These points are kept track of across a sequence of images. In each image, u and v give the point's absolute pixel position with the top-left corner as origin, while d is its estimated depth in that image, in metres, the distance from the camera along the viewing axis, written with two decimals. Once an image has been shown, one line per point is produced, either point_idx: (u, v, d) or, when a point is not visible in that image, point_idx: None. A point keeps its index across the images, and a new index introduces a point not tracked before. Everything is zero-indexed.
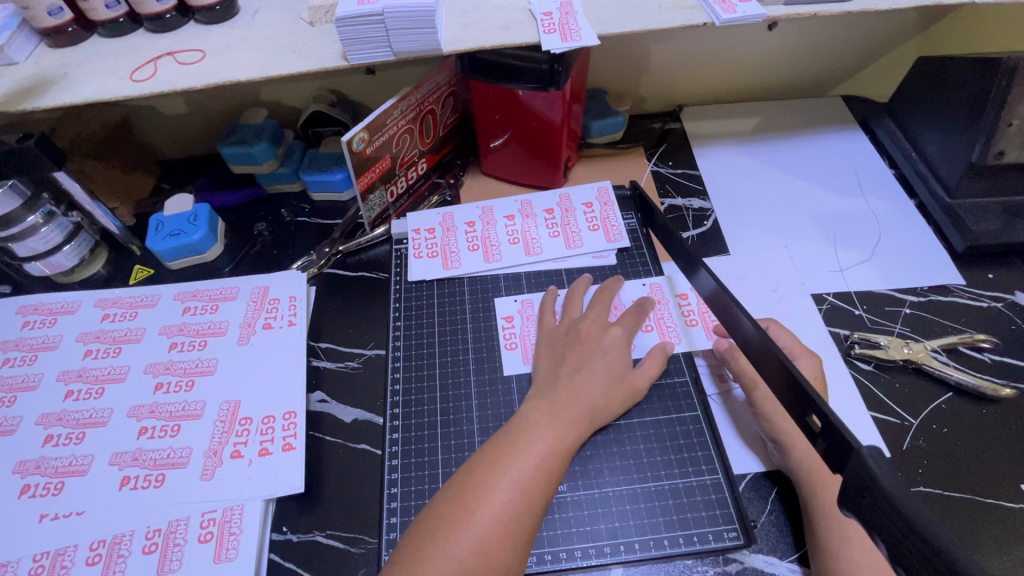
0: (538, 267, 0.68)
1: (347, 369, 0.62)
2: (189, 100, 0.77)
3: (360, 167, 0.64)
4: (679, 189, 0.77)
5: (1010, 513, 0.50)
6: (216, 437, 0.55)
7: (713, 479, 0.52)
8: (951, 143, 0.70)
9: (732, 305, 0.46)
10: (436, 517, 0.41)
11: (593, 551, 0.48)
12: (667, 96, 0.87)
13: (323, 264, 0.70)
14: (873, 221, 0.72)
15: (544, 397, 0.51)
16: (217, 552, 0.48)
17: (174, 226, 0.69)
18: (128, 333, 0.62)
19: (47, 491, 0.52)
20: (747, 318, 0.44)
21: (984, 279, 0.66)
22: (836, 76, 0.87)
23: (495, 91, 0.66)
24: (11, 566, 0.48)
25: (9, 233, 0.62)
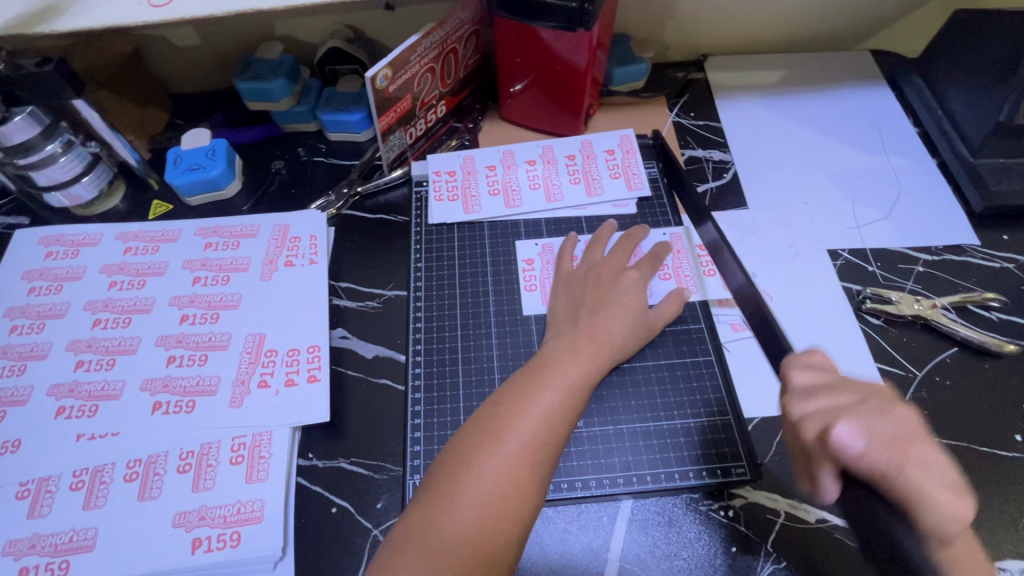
0: (558, 213, 0.68)
1: (367, 309, 0.63)
2: (202, 32, 0.75)
3: (382, 107, 0.63)
4: (700, 141, 0.77)
5: (1000, 460, 0.53)
6: (243, 367, 0.56)
7: (724, 420, 0.54)
8: (982, 102, 0.69)
9: (728, 254, 0.57)
10: (466, 445, 0.43)
11: (607, 481, 0.51)
12: (692, 44, 0.85)
13: (341, 206, 0.70)
14: (893, 179, 0.72)
15: (565, 336, 0.52)
16: (249, 473, 0.51)
17: (192, 161, 0.68)
18: (151, 266, 0.63)
19: (82, 413, 0.54)
20: (739, 269, 0.56)
21: (999, 240, 0.67)
22: (867, 28, 0.85)
23: (519, 32, 0.65)
24: (53, 480, 0.50)
25: (29, 161, 0.61)
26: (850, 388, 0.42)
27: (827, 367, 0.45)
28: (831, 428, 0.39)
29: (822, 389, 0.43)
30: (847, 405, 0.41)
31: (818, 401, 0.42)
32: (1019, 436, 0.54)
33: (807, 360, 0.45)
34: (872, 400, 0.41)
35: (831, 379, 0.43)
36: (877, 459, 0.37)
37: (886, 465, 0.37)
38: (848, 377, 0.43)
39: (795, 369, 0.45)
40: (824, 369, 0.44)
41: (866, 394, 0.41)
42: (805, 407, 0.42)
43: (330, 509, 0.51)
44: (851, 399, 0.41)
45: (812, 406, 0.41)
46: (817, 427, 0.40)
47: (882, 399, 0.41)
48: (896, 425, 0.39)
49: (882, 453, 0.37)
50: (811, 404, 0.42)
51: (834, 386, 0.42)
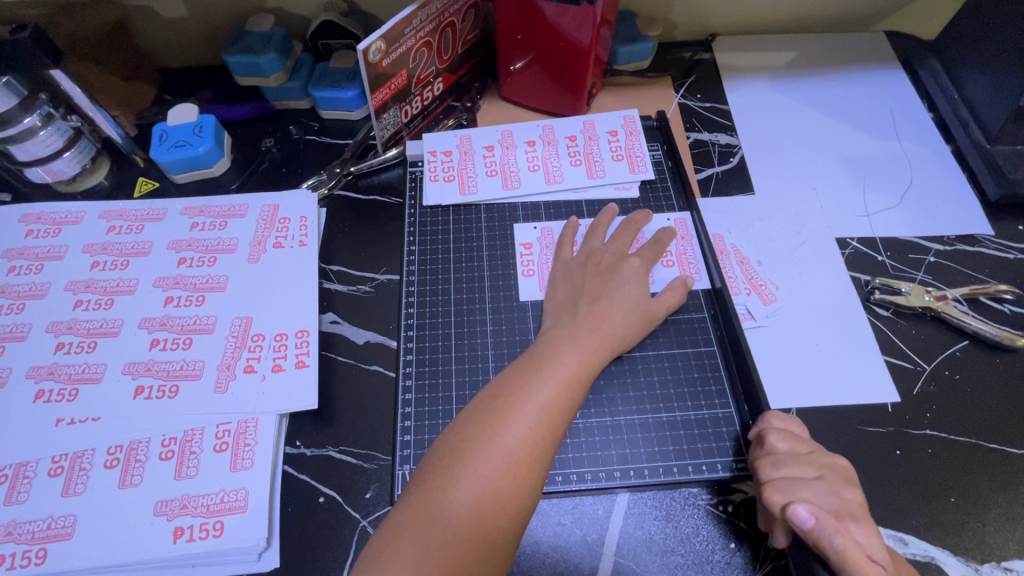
0: (558, 197, 0.66)
1: (359, 293, 0.61)
2: (189, 2, 0.72)
3: (376, 82, 0.61)
4: (706, 123, 0.74)
5: (1009, 458, 0.51)
6: (228, 351, 0.55)
7: (725, 413, 0.52)
8: (1000, 86, 0.67)
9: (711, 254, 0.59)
10: (461, 439, 0.41)
11: (603, 474, 0.50)
12: (700, 22, 0.81)
13: (333, 185, 0.68)
14: (905, 165, 0.69)
15: (562, 326, 0.50)
16: (233, 461, 0.49)
17: (179, 137, 0.66)
18: (136, 246, 0.61)
19: (62, 397, 0.52)
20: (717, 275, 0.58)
21: (1013, 230, 0.64)
22: (882, 8, 0.82)
23: (520, 5, 0.62)
24: (30, 466, 0.49)
25: (6, 135, 0.58)
26: (815, 463, 0.45)
27: (800, 436, 0.47)
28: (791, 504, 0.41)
29: (791, 457, 0.45)
30: (808, 479, 0.43)
31: (785, 468, 0.44)
32: None
33: (785, 428, 0.47)
34: (830, 479, 0.44)
35: (800, 449, 0.45)
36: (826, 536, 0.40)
37: (832, 545, 0.39)
38: (816, 451, 0.46)
39: (770, 432, 0.46)
40: (796, 438, 0.46)
41: (826, 471, 0.44)
42: (772, 471, 0.44)
43: (317, 499, 0.50)
44: (812, 474, 0.44)
45: (778, 473, 0.44)
46: (780, 499, 0.42)
47: (839, 480, 0.44)
48: (844, 506, 0.43)
49: (833, 532, 0.40)
50: (778, 470, 0.44)
51: (802, 458, 0.45)
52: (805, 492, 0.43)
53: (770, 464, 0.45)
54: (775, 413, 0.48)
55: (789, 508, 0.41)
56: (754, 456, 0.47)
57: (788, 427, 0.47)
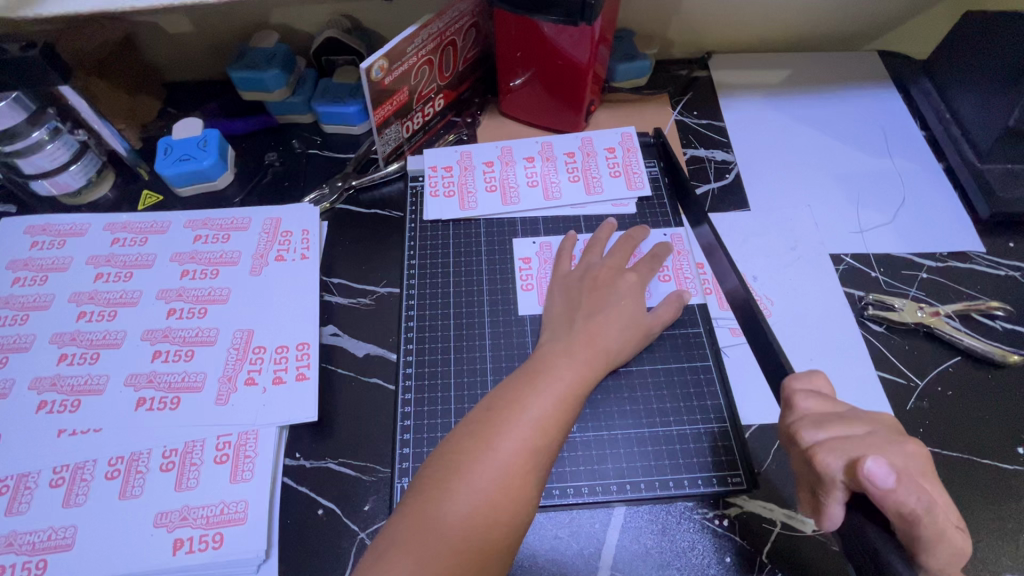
0: (556, 212, 0.67)
1: (359, 306, 0.61)
2: (195, 19, 0.73)
3: (378, 99, 0.62)
4: (702, 140, 0.75)
5: (1002, 474, 0.52)
6: (230, 363, 0.55)
7: (720, 427, 0.53)
8: (990, 106, 0.68)
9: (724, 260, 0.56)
10: (457, 451, 0.42)
11: (600, 488, 0.50)
12: (696, 41, 0.83)
13: (335, 200, 0.69)
14: (898, 183, 0.71)
15: (559, 339, 0.51)
16: (233, 473, 0.50)
17: (184, 151, 0.67)
18: (139, 258, 0.62)
19: (64, 408, 0.52)
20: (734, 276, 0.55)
21: (1004, 247, 0.65)
22: (874, 29, 0.83)
23: (520, 24, 0.63)
24: (32, 476, 0.49)
25: (14, 149, 0.59)
26: (859, 419, 0.40)
27: (828, 395, 0.42)
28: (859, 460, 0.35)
29: (831, 417, 0.40)
30: (859, 435, 0.38)
31: (829, 428, 0.39)
32: (1022, 449, 0.53)
33: (807, 388, 0.43)
34: (882, 433, 0.39)
35: (833, 409, 0.41)
36: (906, 496, 0.34)
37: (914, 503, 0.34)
38: (853, 408, 0.41)
39: (797, 395, 0.42)
40: (826, 399, 0.42)
41: (878, 426, 0.39)
42: (817, 432, 0.39)
43: (316, 511, 0.50)
44: (860, 429, 0.39)
45: (824, 433, 0.39)
46: (839, 460, 0.37)
47: (890, 431, 0.39)
48: (911, 461, 0.37)
49: (911, 489, 0.34)
50: (823, 431, 0.39)
51: (841, 416, 0.40)
52: (863, 446, 0.37)
53: (811, 425, 0.39)
54: (795, 374, 0.44)
55: (861, 465, 0.35)
56: (788, 422, 0.41)
57: (811, 385, 0.43)
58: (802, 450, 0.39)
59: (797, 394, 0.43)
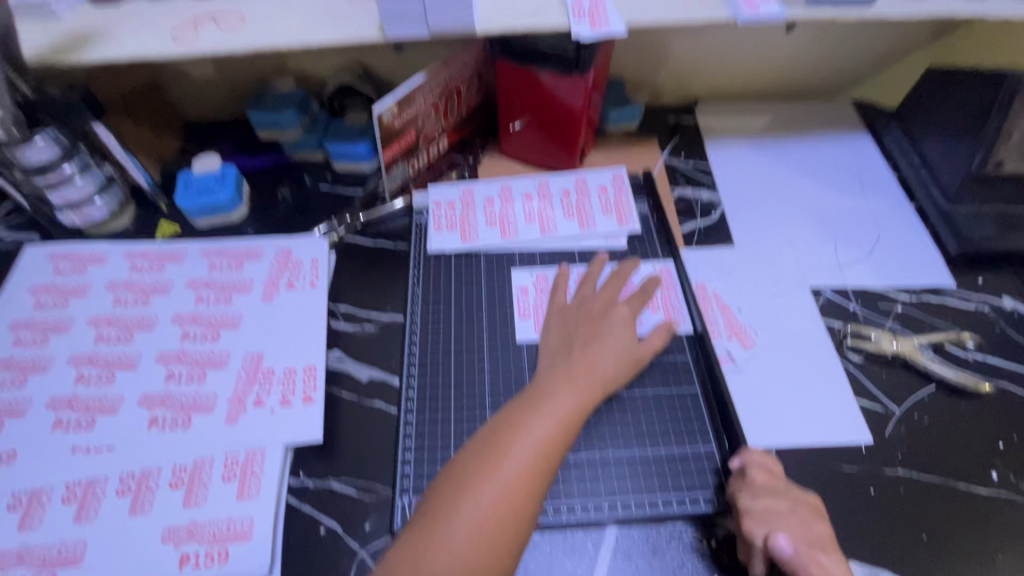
0: (552, 246, 0.71)
1: (364, 332, 0.65)
2: (217, 64, 0.79)
3: (387, 140, 0.67)
4: (689, 181, 0.80)
5: (977, 497, 0.54)
6: (240, 385, 0.58)
7: (707, 449, 0.55)
8: (954, 151, 0.73)
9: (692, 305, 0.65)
10: (464, 471, 0.45)
11: (593, 506, 0.52)
12: (683, 89, 0.89)
13: (343, 232, 0.73)
14: (873, 222, 0.75)
15: (557, 367, 0.54)
16: (240, 490, 0.52)
17: (203, 185, 0.71)
18: (156, 284, 0.65)
19: (79, 427, 0.55)
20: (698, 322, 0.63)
21: (974, 283, 0.69)
22: (848, 80, 0.90)
23: (520, 74, 0.69)
24: (45, 492, 0.51)
25: (47, 181, 0.64)
26: (787, 494, 0.49)
27: (775, 470, 0.51)
28: (771, 536, 0.46)
29: (769, 490, 0.49)
30: (783, 511, 0.48)
31: (762, 500, 0.48)
32: (994, 474, 0.56)
33: (762, 461, 0.51)
34: (801, 511, 0.48)
35: (776, 483, 0.50)
36: (801, 567, 0.45)
37: (806, 573, 0.44)
38: (788, 485, 0.50)
39: (751, 466, 0.51)
40: (773, 474, 0.50)
41: (800, 503, 0.49)
42: (751, 502, 0.48)
43: (318, 530, 0.52)
44: (787, 506, 0.48)
45: (756, 504, 0.48)
46: (760, 531, 0.47)
47: (807, 511, 0.49)
48: (814, 536, 0.47)
49: (806, 562, 0.45)
50: (757, 502, 0.48)
51: (777, 490, 0.49)
52: (782, 521, 0.47)
53: (750, 496, 0.49)
54: (754, 446, 0.53)
55: (772, 540, 0.45)
56: (734, 487, 0.51)
57: (764, 458, 0.51)
58: (737, 515, 0.49)
59: (749, 464, 0.51)
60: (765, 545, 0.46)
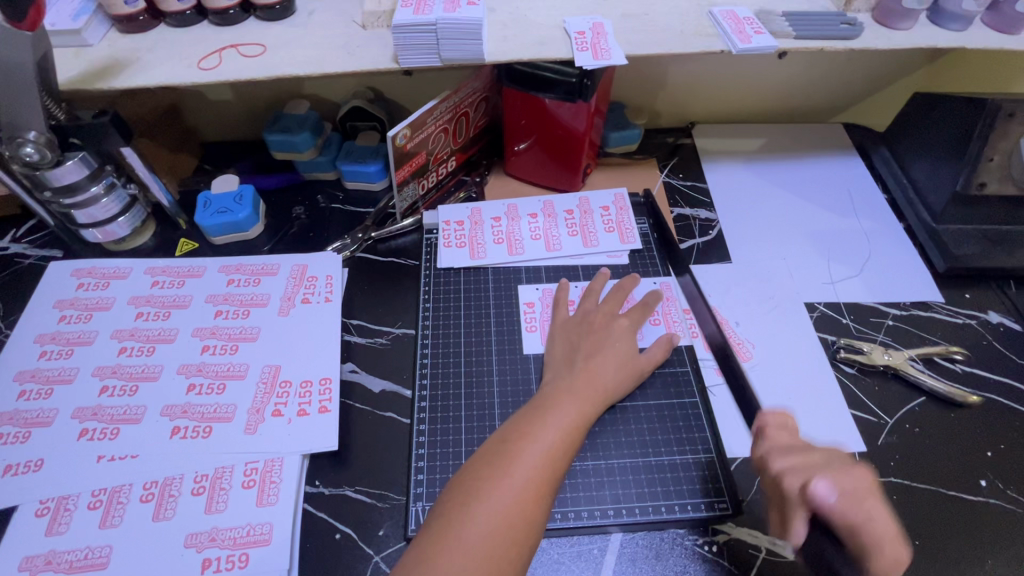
0: (557, 262, 0.74)
1: (376, 345, 0.67)
2: (236, 89, 0.83)
3: (399, 161, 0.70)
4: (687, 200, 0.83)
5: (966, 505, 0.56)
6: (258, 396, 0.60)
7: (707, 457, 0.58)
8: (940, 172, 0.77)
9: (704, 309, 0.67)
10: (476, 478, 0.46)
11: (598, 512, 0.54)
12: (681, 112, 0.93)
13: (355, 249, 0.76)
14: (864, 240, 0.78)
15: (561, 378, 0.57)
16: (259, 497, 0.54)
17: (221, 204, 0.74)
18: (177, 299, 0.68)
19: (103, 436, 0.57)
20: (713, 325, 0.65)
21: (961, 298, 0.72)
22: (838, 104, 0.94)
23: (525, 99, 0.72)
24: (72, 499, 0.53)
25: (74, 201, 0.67)
26: (816, 450, 0.48)
27: (793, 431, 0.52)
28: (810, 483, 0.43)
29: (796, 450, 0.49)
30: (816, 462, 0.46)
31: (791, 458, 0.47)
32: (983, 482, 0.58)
33: (778, 424, 0.53)
34: (837, 460, 0.46)
35: (801, 445, 0.50)
36: (848, 512, 0.41)
37: (855, 517, 0.40)
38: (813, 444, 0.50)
39: (767, 427, 0.52)
40: (791, 431, 0.52)
41: (834, 455, 0.47)
42: (781, 462, 0.47)
43: (334, 535, 0.54)
44: (819, 457, 0.47)
45: (786, 462, 0.47)
46: (798, 481, 0.45)
47: (844, 460, 0.46)
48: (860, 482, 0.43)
49: (851, 506, 0.41)
50: (786, 460, 0.47)
51: (803, 448, 0.49)
52: (818, 467, 0.45)
53: (778, 456, 0.48)
54: (769, 413, 0.54)
55: (810, 486, 0.43)
56: (762, 453, 0.50)
57: (781, 422, 0.53)
58: (770, 477, 0.48)
59: (769, 429, 0.52)
60: (806, 494, 0.43)
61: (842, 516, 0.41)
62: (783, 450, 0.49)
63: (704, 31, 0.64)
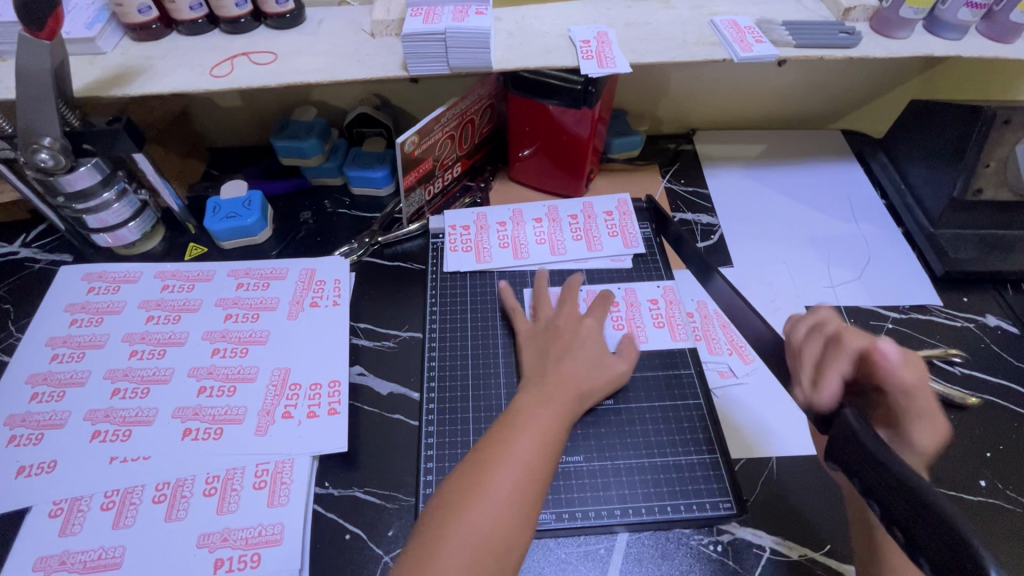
0: (562, 266, 0.75)
1: (384, 348, 0.68)
2: (245, 96, 0.84)
3: (407, 167, 0.71)
4: (689, 205, 0.85)
5: (967, 505, 0.57)
6: (268, 398, 0.61)
7: (712, 458, 0.58)
8: (937, 177, 0.78)
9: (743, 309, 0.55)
10: (469, 474, 0.46)
11: (604, 512, 0.55)
12: (682, 119, 0.95)
13: (362, 253, 0.77)
14: (864, 244, 0.80)
15: (535, 381, 0.56)
16: (271, 498, 0.54)
17: (231, 209, 0.75)
18: (187, 303, 0.69)
19: (115, 437, 0.57)
20: (760, 320, 0.54)
21: (959, 301, 0.74)
22: (837, 110, 0.95)
23: (531, 106, 0.73)
24: (85, 500, 0.54)
25: (86, 206, 0.67)
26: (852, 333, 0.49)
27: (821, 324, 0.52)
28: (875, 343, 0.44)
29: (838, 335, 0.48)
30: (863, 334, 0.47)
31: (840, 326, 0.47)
32: (983, 482, 0.59)
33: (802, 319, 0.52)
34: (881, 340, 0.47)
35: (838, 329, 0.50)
36: (906, 374, 0.43)
37: (914, 379, 0.43)
38: None
39: (801, 320, 0.50)
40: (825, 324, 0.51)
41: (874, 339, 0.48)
42: (832, 330, 0.47)
43: (344, 535, 0.54)
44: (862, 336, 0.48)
45: (835, 329, 0.47)
46: (860, 343, 0.44)
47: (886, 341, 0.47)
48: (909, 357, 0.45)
49: (912, 369, 0.43)
50: (835, 327, 0.47)
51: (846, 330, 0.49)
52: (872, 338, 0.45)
53: (825, 331, 0.48)
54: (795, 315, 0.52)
55: (880, 342, 0.43)
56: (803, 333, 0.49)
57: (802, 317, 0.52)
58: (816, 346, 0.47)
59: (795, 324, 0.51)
60: (862, 354, 0.44)
61: (906, 376, 0.43)
62: (816, 326, 0.49)
63: (706, 40, 0.65)
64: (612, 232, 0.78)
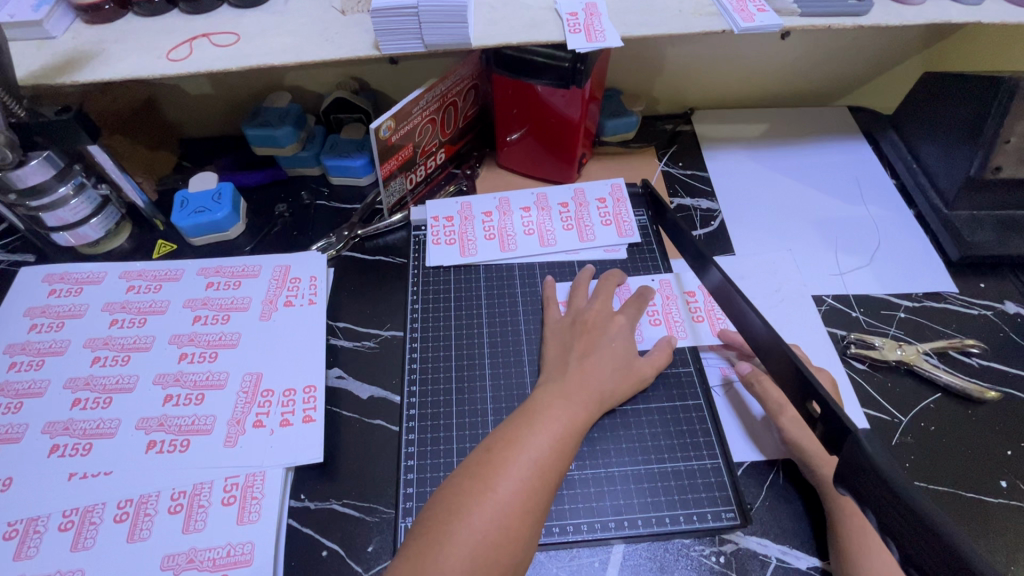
0: (552, 258, 0.71)
1: (364, 349, 0.64)
2: (214, 82, 0.79)
3: (384, 155, 0.66)
4: (688, 190, 0.80)
5: (986, 508, 0.53)
6: (239, 407, 0.57)
7: (713, 463, 0.55)
8: (952, 155, 0.73)
9: (739, 298, 0.51)
10: (457, 494, 0.43)
11: (599, 525, 0.51)
12: (679, 98, 0.90)
13: (341, 247, 0.72)
14: (873, 228, 0.75)
15: (554, 381, 0.53)
16: (240, 515, 0.51)
17: (199, 204, 0.71)
18: (153, 304, 0.64)
19: (75, 452, 0.54)
20: (757, 317, 0.48)
21: (976, 287, 0.69)
22: (844, 86, 0.90)
23: (516, 86, 0.68)
24: (42, 520, 0.50)
25: (41, 203, 0.63)
26: None
27: None
28: None
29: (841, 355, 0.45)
30: None
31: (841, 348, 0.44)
32: (1004, 483, 0.55)
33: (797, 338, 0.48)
34: None
35: None
36: None
37: None
38: None
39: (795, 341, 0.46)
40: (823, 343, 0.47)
41: None
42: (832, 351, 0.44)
43: (320, 552, 0.51)
44: None
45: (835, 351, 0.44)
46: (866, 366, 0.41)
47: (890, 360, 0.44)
48: None
49: None
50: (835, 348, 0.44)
51: None
52: None
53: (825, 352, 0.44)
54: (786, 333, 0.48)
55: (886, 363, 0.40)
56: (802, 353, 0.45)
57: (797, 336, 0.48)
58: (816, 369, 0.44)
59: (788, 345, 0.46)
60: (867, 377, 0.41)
61: None
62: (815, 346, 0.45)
63: (704, 11, 0.60)
64: (607, 219, 0.73)
